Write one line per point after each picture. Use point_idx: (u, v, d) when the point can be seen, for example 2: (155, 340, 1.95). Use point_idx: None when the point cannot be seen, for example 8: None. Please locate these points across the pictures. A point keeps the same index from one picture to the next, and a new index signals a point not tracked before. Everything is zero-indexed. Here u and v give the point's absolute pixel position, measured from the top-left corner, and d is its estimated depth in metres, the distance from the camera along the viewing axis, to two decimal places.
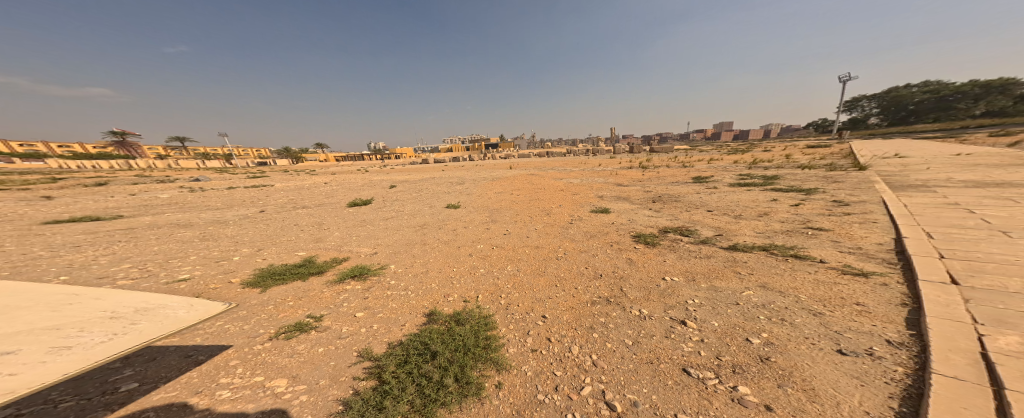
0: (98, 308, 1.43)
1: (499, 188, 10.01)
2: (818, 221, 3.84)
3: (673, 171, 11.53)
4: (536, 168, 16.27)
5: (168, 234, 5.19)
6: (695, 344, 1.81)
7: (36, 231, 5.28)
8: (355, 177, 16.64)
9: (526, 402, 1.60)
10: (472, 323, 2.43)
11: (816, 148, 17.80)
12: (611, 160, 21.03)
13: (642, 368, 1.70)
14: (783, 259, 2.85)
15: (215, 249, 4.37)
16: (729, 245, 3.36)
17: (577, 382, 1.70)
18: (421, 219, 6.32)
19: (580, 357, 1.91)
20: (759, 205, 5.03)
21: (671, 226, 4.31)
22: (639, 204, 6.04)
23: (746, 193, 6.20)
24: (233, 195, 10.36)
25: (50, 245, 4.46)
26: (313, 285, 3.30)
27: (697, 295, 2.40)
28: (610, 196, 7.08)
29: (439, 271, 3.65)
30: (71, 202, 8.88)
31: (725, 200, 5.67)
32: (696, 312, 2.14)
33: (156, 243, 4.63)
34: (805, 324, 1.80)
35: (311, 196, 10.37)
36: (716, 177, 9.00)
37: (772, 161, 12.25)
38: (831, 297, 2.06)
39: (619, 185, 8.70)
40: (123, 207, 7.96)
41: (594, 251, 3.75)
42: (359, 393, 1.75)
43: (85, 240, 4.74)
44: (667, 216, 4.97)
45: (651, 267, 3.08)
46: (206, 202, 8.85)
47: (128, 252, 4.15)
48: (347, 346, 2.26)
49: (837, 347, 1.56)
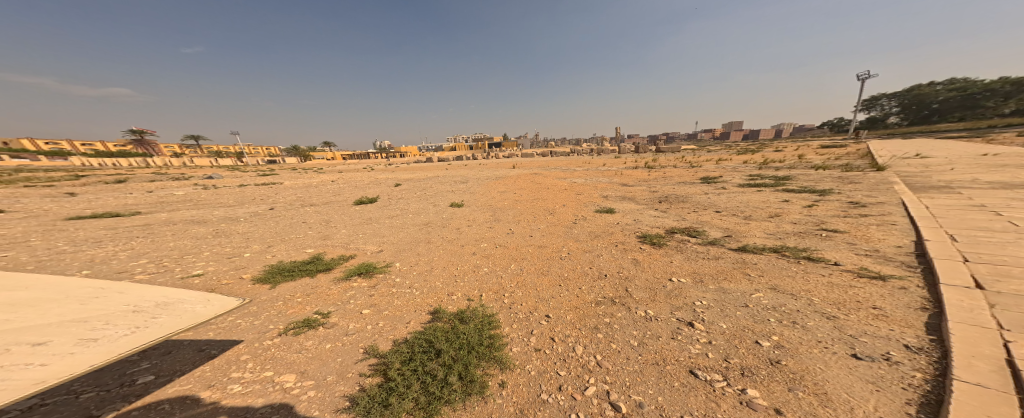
0: (121, 301, 1.48)
1: (504, 187, 10.01)
2: (832, 223, 3.75)
3: (682, 171, 11.38)
4: (541, 168, 16.25)
5: (182, 230, 5.33)
6: (702, 346, 1.78)
7: (57, 227, 5.47)
8: (361, 176, 16.78)
9: (530, 401, 1.60)
10: (476, 322, 2.43)
11: (833, 147, 17.30)
12: (617, 160, 20.83)
13: (648, 369, 1.69)
14: (795, 261, 2.79)
15: (226, 246, 4.46)
16: (736, 247, 3.31)
17: (581, 382, 1.69)
18: (426, 218, 6.34)
19: (584, 357, 1.90)
20: (770, 206, 4.93)
21: (678, 227, 4.26)
22: (645, 204, 5.99)
23: (756, 194, 6.09)
24: (244, 193, 10.60)
25: (72, 240, 4.63)
26: (320, 282, 3.35)
27: (705, 296, 2.37)
28: (615, 196, 7.03)
29: (443, 270, 3.66)
30: (92, 198, 9.22)
31: (734, 201, 5.58)
32: (704, 314, 2.11)
33: (171, 239, 4.75)
34: (817, 327, 1.77)
35: (317, 194, 10.49)
36: (725, 177, 8.85)
37: (785, 162, 11.97)
38: (846, 301, 2.02)
39: (625, 185, 8.63)
40: (140, 203, 8.22)
41: (600, 251, 3.72)
42: (365, 389, 1.78)
43: (96, 236, 4.85)
44: (674, 216, 4.91)
45: (657, 267, 3.06)
46: (218, 199, 9.08)
47: (144, 248, 4.28)
48: (354, 343, 2.29)
49: (851, 352, 1.53)
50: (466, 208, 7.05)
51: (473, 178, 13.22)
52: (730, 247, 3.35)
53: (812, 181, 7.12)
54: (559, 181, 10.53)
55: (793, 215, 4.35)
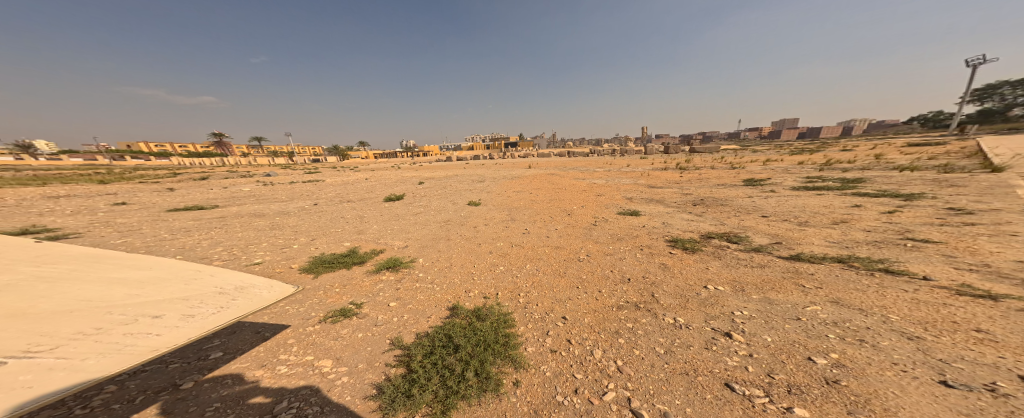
0: (207, 282, 1.67)
1: (523, 186, 9.99)
2: (924, 233, 3.34)
3: (723, 173, 10.63)
4: (564, 168, 16.02)
5: (236, 222, 5.92)
6: (741, 358, 1.67)
7: (139, 217, 6.32)
8: (386, 174, 17.55)
9: (545, 402, 1.59)
10: (492, 320, 2.46)
11: (928, 147, 14.83)
12: (641, 160, 20.02)
13: (676, 378, 1.62)
14: (869, 273, 2.51)
15: (270, 237, 4.89)
16: (782, 256, 3.05)
17: (599, 386, 1.65)
18: (447, 216, 6.50)
19: (603, 361, 1.86)
20: (828, 213, 4.46)
21: (716, 232, 4.01)
22: (675, 207, 5.70)
23: (806, 199, 5.54)
24: (288, 189, 11.55)
25: (152, 228, 5.33)
26: (351, 274, 3.57)
27: (746, 307, 2.21)
28: (642, 198, 6.76)
29: (463, 267, 3.74)
30: (168, 192, 10.58)
31: (784, 205, 5.13)
32: (745, 325, 1.97)
33: (226, 230, 5.30)
34: (893, 348, 1.58)
35: (348, 191, 11.14)
36: (768, 180, 8.15)
37: (855, 164, 10.58)
38: (937, 321, 1.77)
39: (652, 187, 8.26)
40: (205, 197, 9.28)
41: (622, 254, 3.61)
42: (391, 379, 1.86)
43: (181, 224, 5.61)
44: (708, 221, 4.62)
45: (689, 273, 2.90)
46: (267, 194, 9.98)
47: (208, 236, 4.82)
48: (381, 334, 2.41)
49: (940, 378, 1.34)
50: (484, 207, 7.12)
51: (493, 177, 13.33)
52: (774, 256, 3.09)
53: (875, 186, 6.33)
54: (581, 182, 10.34)
55: (851, 223, 3.90)
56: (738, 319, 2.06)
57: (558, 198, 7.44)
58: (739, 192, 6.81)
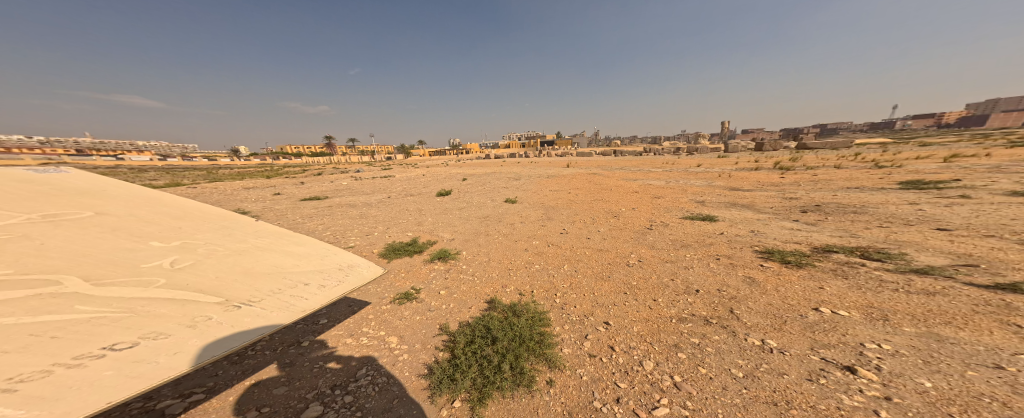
0: (321, 254, 2.05)
1: (566, 185, 9.66)
2: None
3: (826, 175, 8.60)
4: (614, 168, 15.03)
5: (318, 211, 6.98)
6: (872, 404, 1.28)
7: (253, 204, 7.91)
8: (434, 171, 18.82)
9: (582, 407, 1.49)
10: (528, 316, 2.39)
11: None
12: (703, 160, 17.65)
13: (757, 408, 1.33)
14: None
15: (342, 225, 5.62)
16: (928, 283, 2.29)
17: (649, 400, 1.47)
18: (489, 211, 6.64)
19: (655, 373, 1.64)
20: (1004, 231, 3.22)
21: (823, 247, 3.25)
22: (754, 215, 4.83)
23: (965, 210, 4.11)
24: (361, 183, 13.31)
25: (268, 213, 6.71)
26: (405, 262, 3.89)
27: (893, 340, 1.69)
28: (710, 203, 5.91)
29: (504, 262, 3.74)
30: (278, 185, 13.19)
31: (929, 219, 3.89)
32: (884, 362, 1.51)
33: (311, 217, 6.28)
34: None
35: (403, 186, 12.24)
36: (896, 187, 6.32)
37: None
38: None
39: (722, 191, 7.17)
40: (302, 189, 11.30)
41: (683, 264, 3.19)
42: (439, 361, 1.95)
43: (294, 212, 6.91)
44: (803, 233, 3.78)
45: (785, 293, 2.39)
46: (345, 188, 11.68)
47: (304, 221, 5.84)
48: (433, 318, 2.55)
49: None
50: (524, 204, 7.06)
51: (533, 176, 13.22)
52: (929, 283, 2.31)
53: None
54: (631, 183, 9.55)
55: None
56: (865, 355, 1.60)
57: (598, 199, 6.99)
58: (841, 200, 5.49)
